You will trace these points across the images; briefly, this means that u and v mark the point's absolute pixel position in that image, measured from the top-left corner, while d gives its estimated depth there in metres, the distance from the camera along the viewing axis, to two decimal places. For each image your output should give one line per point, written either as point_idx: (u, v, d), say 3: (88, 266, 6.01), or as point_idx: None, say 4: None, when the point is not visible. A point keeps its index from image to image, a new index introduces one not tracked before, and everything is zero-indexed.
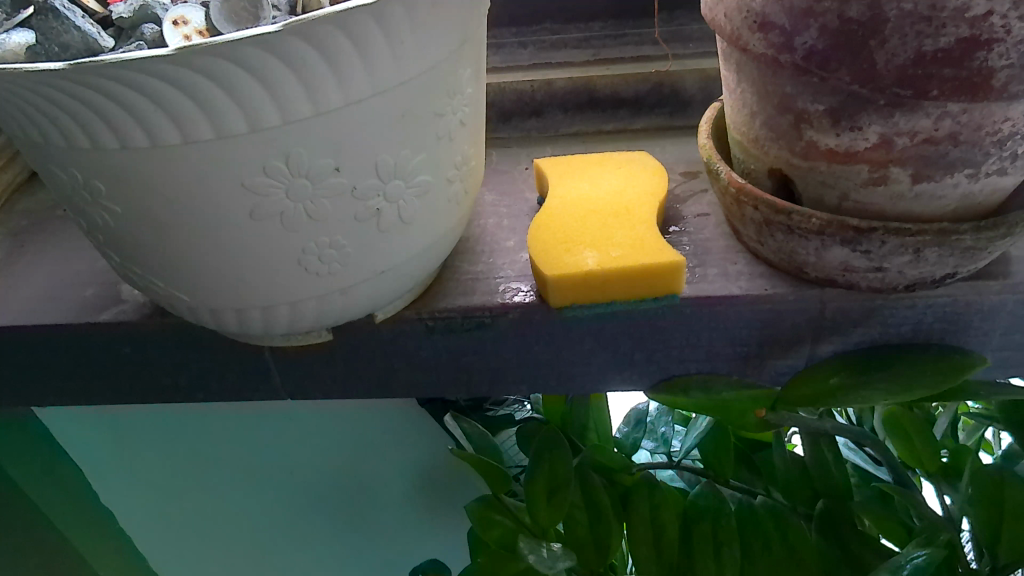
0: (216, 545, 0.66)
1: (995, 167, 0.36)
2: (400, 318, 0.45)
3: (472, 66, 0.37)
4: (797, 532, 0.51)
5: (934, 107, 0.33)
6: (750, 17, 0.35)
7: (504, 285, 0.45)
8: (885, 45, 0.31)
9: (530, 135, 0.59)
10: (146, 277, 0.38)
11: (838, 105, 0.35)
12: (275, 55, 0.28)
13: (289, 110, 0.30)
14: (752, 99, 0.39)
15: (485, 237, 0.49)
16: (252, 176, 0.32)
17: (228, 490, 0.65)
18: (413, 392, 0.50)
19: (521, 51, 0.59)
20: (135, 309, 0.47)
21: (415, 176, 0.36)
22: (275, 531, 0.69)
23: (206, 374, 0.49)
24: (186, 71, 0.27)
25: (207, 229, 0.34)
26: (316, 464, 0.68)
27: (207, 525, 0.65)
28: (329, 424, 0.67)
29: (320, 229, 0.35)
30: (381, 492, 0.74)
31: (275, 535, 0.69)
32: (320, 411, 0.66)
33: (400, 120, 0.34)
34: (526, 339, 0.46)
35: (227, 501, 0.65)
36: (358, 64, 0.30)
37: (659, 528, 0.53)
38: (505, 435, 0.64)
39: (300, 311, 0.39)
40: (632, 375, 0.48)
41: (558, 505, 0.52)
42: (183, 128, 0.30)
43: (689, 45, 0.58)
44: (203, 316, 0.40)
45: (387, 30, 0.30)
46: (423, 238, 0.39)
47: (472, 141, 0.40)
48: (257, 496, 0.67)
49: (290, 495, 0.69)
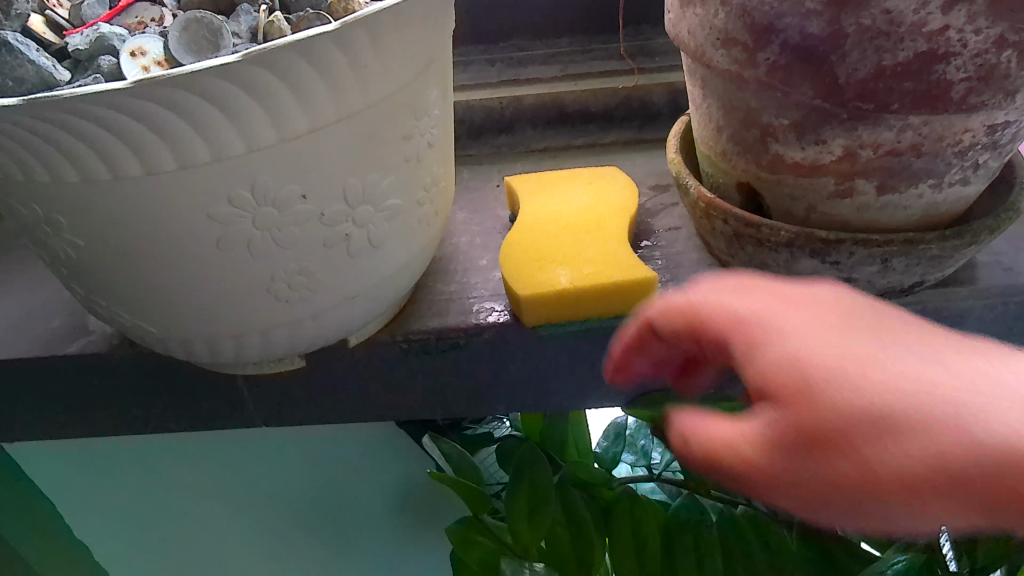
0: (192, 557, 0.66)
1: (958, 177, 0.36)
2: (374, 341, 0.44)
3: (439, 89, 0.37)
4: (778, 541, 0.53)
5: (896, 119, 0.33)
6: (713, 33, 0.35)
7: (478, 305, 0.45)
8: (845, 60, 0.31)
9: (501, 151, 0.59)
10: (112, 309, 0.37)
11: (802, 119, 0.35)
12: (236, 84, 0.27)
13: (252, 138, 0.30)
14: (717, 113, 0.39)
15: (458, 256, 0.49)
16: (217, 205, 0.31)
17: (207, 513, 0.63)
18: (391, 414, 0.49)
19: (489, 69, 0.58)
20: (104, 339, 0.46)
21: (383, 200, 0.36)
22: (260, 548, 0.68)
23: (180, 402, 0.49)
24: (145, 103, 0.27)
25: (173, 259, 0.33)
26: (305, 487, 0.66)
27: (183, 542, 0.65)
28: (318, 449, 0.64)
29: (288, 256, 0.34)
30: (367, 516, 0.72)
31: (258, 551, 0.69)
32: (310, 435, 0.62)
33: (367, 144, 0.33)
34: (502, 357, 0.46)
35: (206, 522, 0.64)
36: (323, 91, 0.30)
37: (642, 541, 0.53)
38: (485, 452, 0.64)
39: (271, 339, 0.39)
40: (609, 391, 0.48)
41: (539, 523, 0.52)
42: (144, 158, 0.29)
43: (655, 59, 0.58)
44: (172, 347, 0.39)
45: (351, 54, 0.30)
46: (394, 262, 0.39)
47: (441, 162, 0.40)
48: (238, 519, 0.65)
49: (266, 524, 0.67)
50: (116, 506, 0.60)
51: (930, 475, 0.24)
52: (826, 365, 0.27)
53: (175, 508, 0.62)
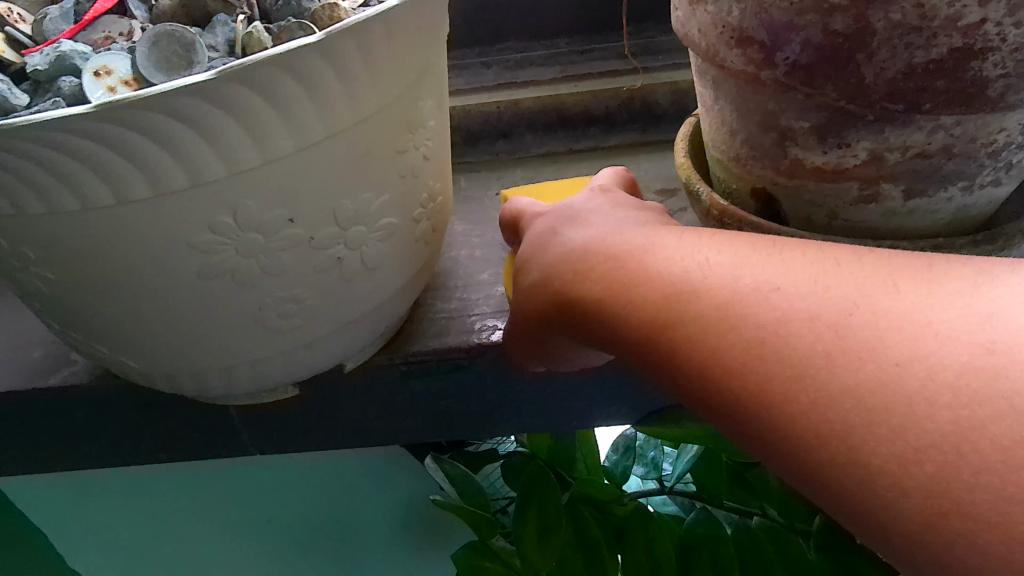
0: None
1: (990, 179, 0.34)
2: (372, 365, 0.42)
3: (433, 98, 0.35)
4: (798, 552, 0.51)
5: (927, 120, 0.31)
6: (726, 32, 0.33)
7: (480, 323, 0.43)
8: (873, 58, 0.29)
9: (499, 158, 0.56)
10: (91, 343, 0.35)
11: (824, 122, 0.33)
12: (213, 105, 0.25)
13: (233, 162, 0.27)
14: (730, 116, 0.37)
15: (458, 271, 0.47)
16: (197, 234, 0.29)
17: (207, 542, 0.61)
18: (392, 438, 0.47)
19: (485, 72, 0.56)
20: (87, 370, 0.44)
21: (377, 220, 0.33)
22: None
23: (171, 432, 0.46)
24: (112, 129, 0.24)
25: (153, 292, 0.31)
26: (308, 517, 0.62)
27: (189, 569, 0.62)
28: (311, 477, 0.59)
29: (277, 284, 0.32)
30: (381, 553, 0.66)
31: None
32: (300, 463, 0.58)
33: (358, 162, 0.31)
34: (507, 378, 0.43)
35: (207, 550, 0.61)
36: (308, 107, 0.28)
37: (658, 561, 0.51)
38: (490, 469, 0.61)
39: (263, 370, 0.36)
40: (620, 409, 0.46)
41: (550, 545, 0.49)
42: (115, 187, 0.27)
43: (660, 57, 0.55)
44: (157, 381, 0.37)
45: (338, 67, 0.27)
46: (391, 283, 0.37)
47: (439, 175, 0.37)
48: (242, 548, 0.62)
49: (273, 554, 0.63)
50: (113, 536, 0.59)
51: (657, 304, 0.28)
52: (716, 302, 0.26)
53: (171, 538, 0.60)
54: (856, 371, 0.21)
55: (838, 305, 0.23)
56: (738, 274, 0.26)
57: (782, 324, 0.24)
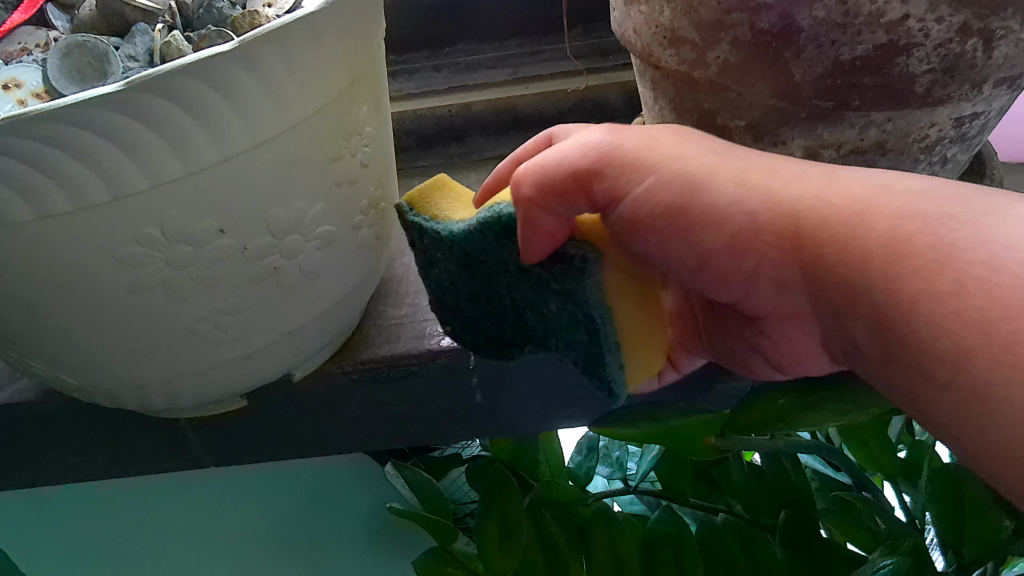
0: None
1: (925, 173, 0.34)
2: (322, 374, 0.41)
3: (370, 104, 0.35)
4: (762, 546, 0.51)
5: (858, 117, 0.31)
6: (660, 32, 0.33)
7: (431, 328, 0.43)
8: (801, 56, 0.29)
9: (453, 161, 0.56)
10: (25, 360, 0.34)
11: (759, 120, 0.33)
12: (127, 115, 0.25)
13: (155, 173, 0.27)
14: (670, 116, 0.37)
15: (410, 276, 0.47)
16: (124, 247, 0.28)
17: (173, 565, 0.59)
18: (348, 446, 0.46)
19: (435, 75, 0.56)
20: (32, 386, 0.43)
21: (315, 228, 0.33)
22: None
23: (122, 447, 0.45)
24: (22, 142, 0.24)
25: (83, 307, 0.30)
26: (276, 532, 0.61)
27: None
28: (276, 486, 0.59)
29: (211, 296, 0.31)
30: (350, 564, 0.65)
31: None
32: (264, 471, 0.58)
33: (290, 170, 0.31)
34: (459, 382, 0.43)
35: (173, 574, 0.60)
36: (231, 115, 0.27)
37: (620, 560, 0.50)
38: (455, 474, 0.61)
39: (205, 382, 0.36)
40: (576, 411, 0.46)
41: (512, 549, 0.49)
42: (32, 201, 0.26)
43: (608, 58, 0.55)
44: (97, 396, 0.36)
45: (259, 75, 0.27)
46: (334, 291, 0.36)
47: (380, 181, 0.37)
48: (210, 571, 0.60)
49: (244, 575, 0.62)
50: (78, 560, 0.57)
51: (897, 218, 0.25)
52: (854, 216, 0.26)
53: (134, 560, 0.58)
54: (958, 267, 0.23)
55: (936, 209, 0.25)
56: (843, 188, 0.27)
57: (872, 217, 0.26)
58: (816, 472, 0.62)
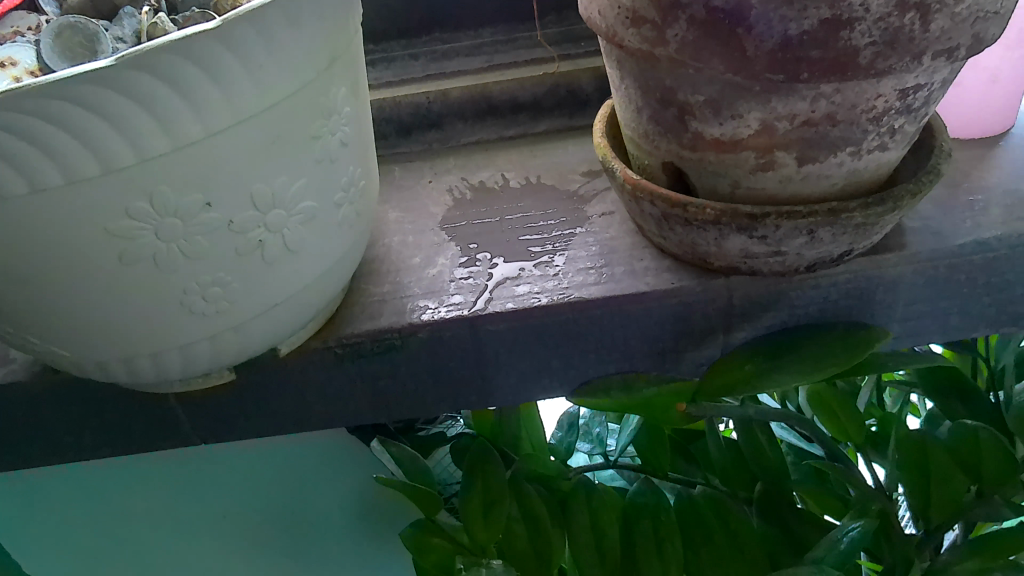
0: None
1: (876, 143, 0.36)
2: (307, 349, 0.43)
3: (348, 85, 0.36)
4: (738, 518, 0.53)
5: (808, 89, 0.33)
6: (622, 13, 0.34)
7: (412, 304, 0.44)
8: (752, 32, 0.31)
9: (432, 147, 0.58)
10: (20, 335, 0.36)
11: (716, 95, 0.35)
12: (116, 90, 0.26)
13: (144, 148, 0.28)
14: (636, 94, 0.38)
15: (391, 256, 0.48)
16: (115, 220, 0.30)
17: (169, 541, 0.60)
18: (334, 423, 0.48)
19: (413, 64, 0.57)
20: (25, 368, 0.44)
21: (296, 204, 0.35)
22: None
23: (112, 429, 0.46)
24: (19, 116, 0.25)
25: (74, 279, 0.32)
26: (268, 505, 0.62)
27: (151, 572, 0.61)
28: (267, 462, 0.61)
29: (199, 267, 0.33)
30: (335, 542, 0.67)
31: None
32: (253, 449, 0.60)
33: (272, 147, 0.32)
34: (439, 356, 0.45)
35: (173, 549, 0.60)
36: (215, 92, 0.29)
37: (601, 531, 0.52)
38: (440, 454, 0.63)
39: (193, 355, 0.37)
40: (553, 383, 0.47)
41: (494, 522, 0.51)
42: (28, 176, 0.28)
43: (580, 44, 0.57)
44: (89, 370, 0.37)
45: (240, 53, 0.29)
46: (316, 265, 0.38)
47: (360, 160, 0.39)
48: (206, 547, 0.61)
49: (237, 553, 0.63)
50: (73, 543, 0.57)
51: None
52: None
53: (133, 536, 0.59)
54: None
55: None
56: None
57: None
58: (790, 445, 0.64)
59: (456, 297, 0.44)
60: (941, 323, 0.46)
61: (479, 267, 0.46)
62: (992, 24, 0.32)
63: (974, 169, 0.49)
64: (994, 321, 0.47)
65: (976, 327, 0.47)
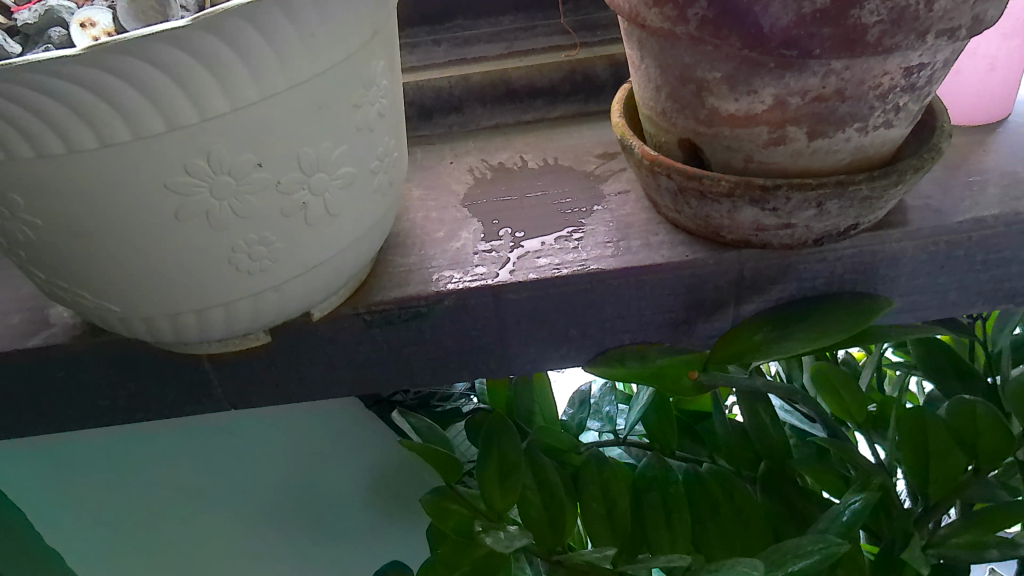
0: (182, 546, 0.65)
1: (881, 120, 0.39)
2: (337, 314, 0.45)
3: (385, 59, 0.38)
4: (742, 494, 0.53)
5: (819, 65, 0.35)
6: None
7: (437, 274, 0.46)
8: (768, 10, 0.33)
9: (452, 130, 0.60)
10: (73, 291, 0.38)
11: (733, 72, 0.37)
12: (184, 50, 0.28)
13: (204, 107, 0.31)
14: (655, 73, 0.41)
15: (416, 230, 0.50)
16: (173, 175, 0.32)
17: (192, 503, 0.63)
18: (360, 388, 0.50)
19: (435, 49, 0.59)
20: (65, 331, 0.46)
21: (338, 168, 0.37)
22: (251, 536, 0.67)
23: (146, 392, 0.48)
24: (96, 71, 0.28)
25: (131, 234, 0.34)
26: (287, 470, 0.65)
27: (174, 531, 0.64)
28: (293, 431, 0.63)
29: (247, 225, 0.35)
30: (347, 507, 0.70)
31: (251, 539, 0.67)
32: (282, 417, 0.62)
33: (318, 112, 0.34)
34: (462, 323, 0.47)
35: (195, 511, 0.63)
36: (271, 57, 0.31)
37: (611, 501, 0.53)
38: (456, 430, 0.65)
39: (234, 312, 0.39)
40: (570, 352, 0.50)
41: (509, 489, 0.52)
42: (97, 130, 0.30)
43: (596, 33, 0.60)
44: (135, 326, 0.40)
45: (296, 20, 0.31)
46: (351, 231, 0.40)
47: (394, 132, 0.41)
48: (228, 506, 0.64)
49: (257, 510, 0.66)
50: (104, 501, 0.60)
51: None
52: None
53: (159, 498, 0.61)
54: None
55: None
56: None
57: None
58: (793, 426, 0.66)
59: (480, 268, 0.46)
60: (940, 298, 0.49)
61: (502, 241, 0.48)
62: (991, 6, 0.34)
63: (973, 153, 0.51)
64: (990, 297, 0.49)
65: (974, 303, 0.50)
